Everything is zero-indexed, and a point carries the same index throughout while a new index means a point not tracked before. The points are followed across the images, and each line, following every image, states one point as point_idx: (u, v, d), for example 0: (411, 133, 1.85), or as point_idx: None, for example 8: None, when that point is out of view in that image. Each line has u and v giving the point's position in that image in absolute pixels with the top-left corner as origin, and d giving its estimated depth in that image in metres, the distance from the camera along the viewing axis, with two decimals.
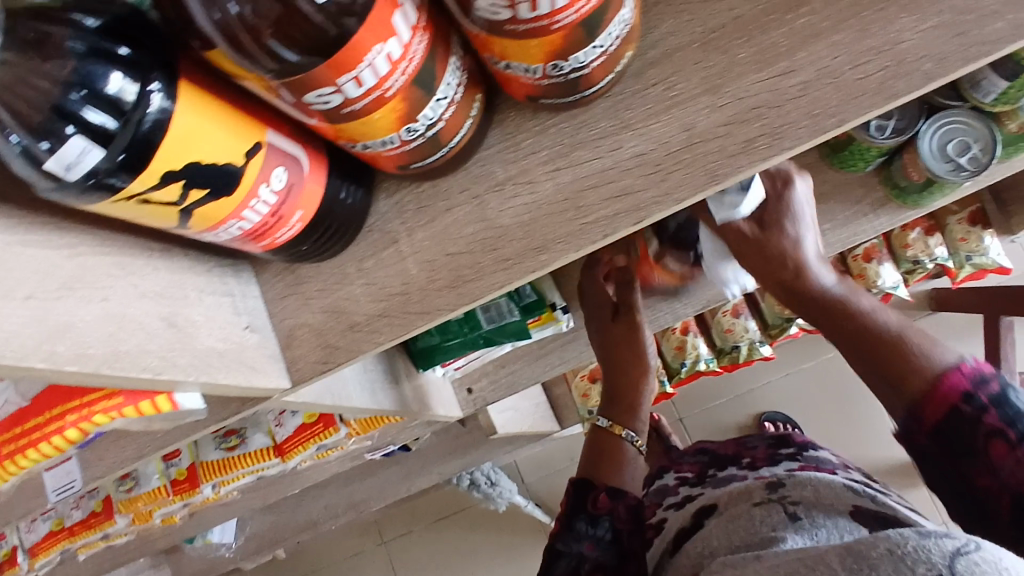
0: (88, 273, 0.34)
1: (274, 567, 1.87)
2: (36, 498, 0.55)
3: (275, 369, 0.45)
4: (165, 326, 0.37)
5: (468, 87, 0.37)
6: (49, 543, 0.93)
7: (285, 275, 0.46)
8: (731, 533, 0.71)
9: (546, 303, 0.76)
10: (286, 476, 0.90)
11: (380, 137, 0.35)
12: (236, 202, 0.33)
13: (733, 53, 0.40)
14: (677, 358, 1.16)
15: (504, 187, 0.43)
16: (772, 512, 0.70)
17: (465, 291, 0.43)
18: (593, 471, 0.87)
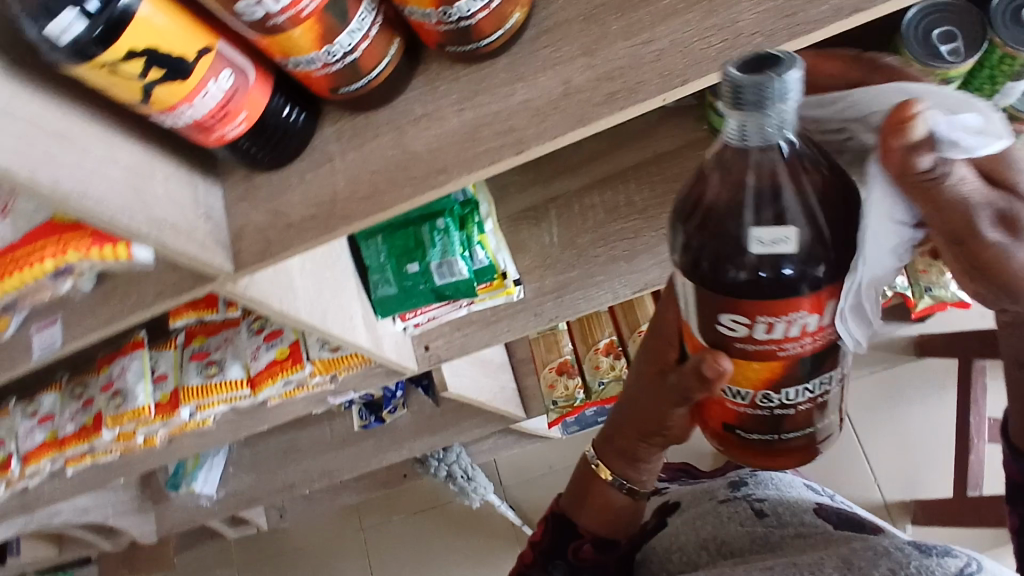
0: (76, 132, 0.44)
1: (254, 544, 1.89)
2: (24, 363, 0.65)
3: (222, 252, 0.55)
4: (130, 188, 0.47)
5: (384, 28, 0.48)
6: (42, 451, 1.02)
7: (243, 182, 0.56)
8: (706, 525, 0.82)
9: (498, 270, 0.85)
10: (257, 412, 0.99)
11: (305, 54, 0.45)
12: (187, 89, 0.44)
13: (608, 25, 0.50)
14: None
15: (420, 121, 0.53)
16: (737, 502, 0.83)
17: (379, 201, 0.53)
18: (578, 515, 0.80)
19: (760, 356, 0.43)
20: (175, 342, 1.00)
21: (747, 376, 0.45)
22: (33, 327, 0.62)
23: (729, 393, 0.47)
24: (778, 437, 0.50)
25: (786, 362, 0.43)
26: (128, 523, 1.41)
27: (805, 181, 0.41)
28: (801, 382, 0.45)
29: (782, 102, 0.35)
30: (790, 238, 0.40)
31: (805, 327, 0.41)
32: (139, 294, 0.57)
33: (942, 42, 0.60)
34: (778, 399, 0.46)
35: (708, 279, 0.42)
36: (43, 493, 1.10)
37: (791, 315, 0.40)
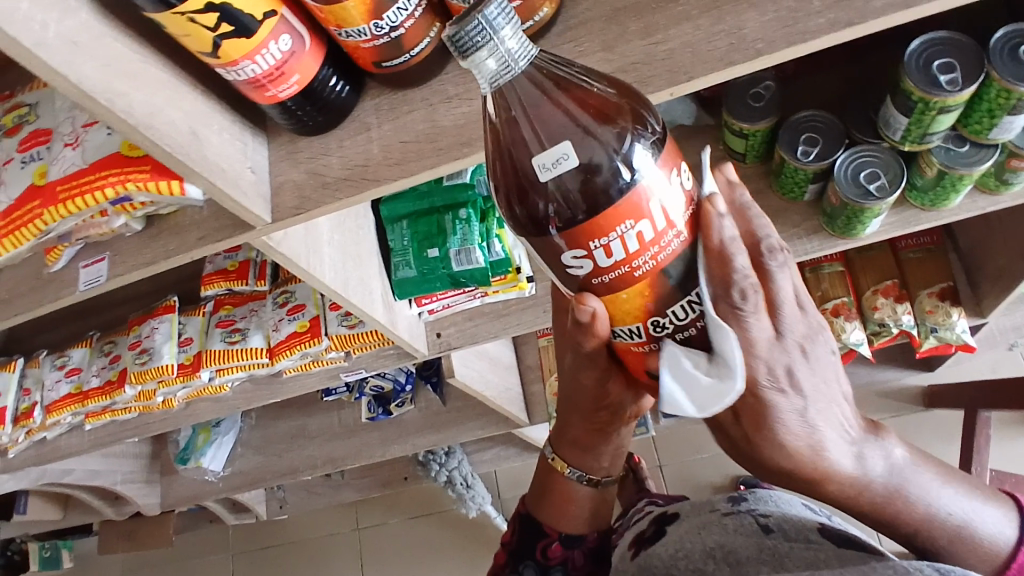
0: (150, 74, 0.50)
1: (251, 533, 1.92)
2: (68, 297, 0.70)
3: (261, 204, 0.60)
4: (189, 131, 0.53)
5: (428, 11, 0.54)
6: (65, 402, 1.06)
7: (287, 144, 0.62)
8: (710, 533, 0.81)
9: (512, 265, 0.90)
10: (272, 383, 1.03)
11: (356, 25, 0.51)
12: (250, 46, 0.50)
13: (626, 25, 0.55)
14: None
15: (450, 100, 0.59)
16: (739, 516, 0.82)
17: (407, 167, 0.58)
18: (542, 514, 0.78)
19: (616, 283, 0.42)
20: (204, 309, 1.06)
21: (621, 308, 0.44)
22: (80, 262, 0.67)
23: (625, 334, 0.46)
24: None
25: (649, 280, 0.42)
26: (135, 491, 1.45)
27: (564, 99, 0.41)
28: (680, 298, 0.43)
29: (496, 26, 0.37)
30: (569, 154, 0.40)
31: (642, 237, 0.41)
32: (182, 239, 0.63)
33: (941, 71, 0.64)
34: (670, 324, 0.44)
35: (523, 230, 0.43)
36: (59, 446, 1.14)
37: (618, 229, 0.40)
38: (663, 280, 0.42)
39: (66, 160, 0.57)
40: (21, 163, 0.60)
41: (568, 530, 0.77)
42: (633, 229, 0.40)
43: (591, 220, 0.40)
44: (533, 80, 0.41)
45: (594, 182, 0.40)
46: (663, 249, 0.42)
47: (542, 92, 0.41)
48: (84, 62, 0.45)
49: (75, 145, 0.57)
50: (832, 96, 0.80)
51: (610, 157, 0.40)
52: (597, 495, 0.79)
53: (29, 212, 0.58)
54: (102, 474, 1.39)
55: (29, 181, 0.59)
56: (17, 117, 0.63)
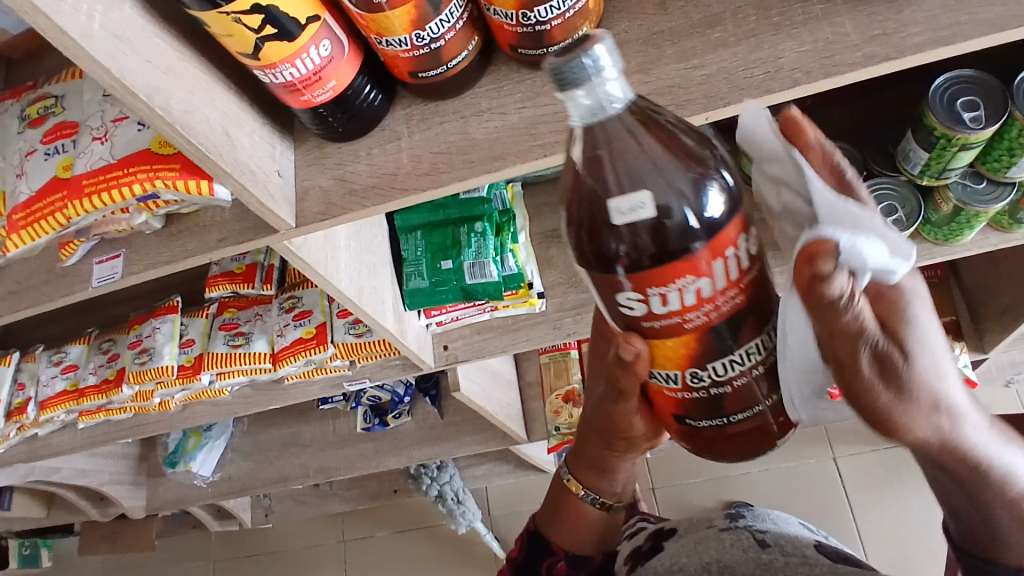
0: (187, 71, 0.50)
1: (234, 541, 1.88)
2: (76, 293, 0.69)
3: (287, 208, 0.59)
4: (222, 132, 0.53)
5: (468, 24, 0.54)
6: (59, 399, 1.04)
7: (314, 150, 0.62)
8: (708, 547, 0.81)
9: (524, 279, 0.89)
10: (272, 389, 1.02)
11: (397, 35, 0.51)
12: (291, 49, 0.50)
13: (663, 49, 0.55)
14: None
15: (483, 114, 0.59)
16: (736, 531, 0.83)
17: (437, 178, 0.58)
18: (549, 532, 0.77)
19: (664, 333, 0.43)
20: (207, 311, 1.05)
21: (666, 356, 0.45)
22: (95, 258, 0.66)
23: (664, 380, 0.48)
24: (728, 422, 0.50)
25: (697, 334, 0.43)
26: (120, 493, 1.42)
27: (650, 142, 0.41)
28: (723, 356, 0.45)
29: (598, 73, 0.37)
30: (648, 203, 0.40)
31: (700, 293, 0.41)
32: (201, 239, 0.62)
33: (964, 108, 0.66)
34: (707, 376, 0.46)
35: (581, 262, 0.43)
36: (49, 443, 1.12)
37: (680, 281, 0.40)
38: (710, 335, 0.43)
39: (92, 154, 0.57)
40: (45, 154, 0.59)
41: (574, 551, 0.76)
42: (694, 284, 0.40)
43: (653, 270, 0.40)
44: (622, 120, 0.40)
45: (665, 232, 0.40)
46: (717, 307, 0.42)
47: (628, 132, 0.40)
48: (124, 55, 0.45)
49: (103, 139, 0.56)
50: (850, 128, 0.81)
51: (684, 206, 0.40)
52: (608, 518, 0.79)
53: (51, 205, 0.57)
54: (89, 474, 1.36)
55: (52, 172, 0.58)
56: (42, 108, 0.62)
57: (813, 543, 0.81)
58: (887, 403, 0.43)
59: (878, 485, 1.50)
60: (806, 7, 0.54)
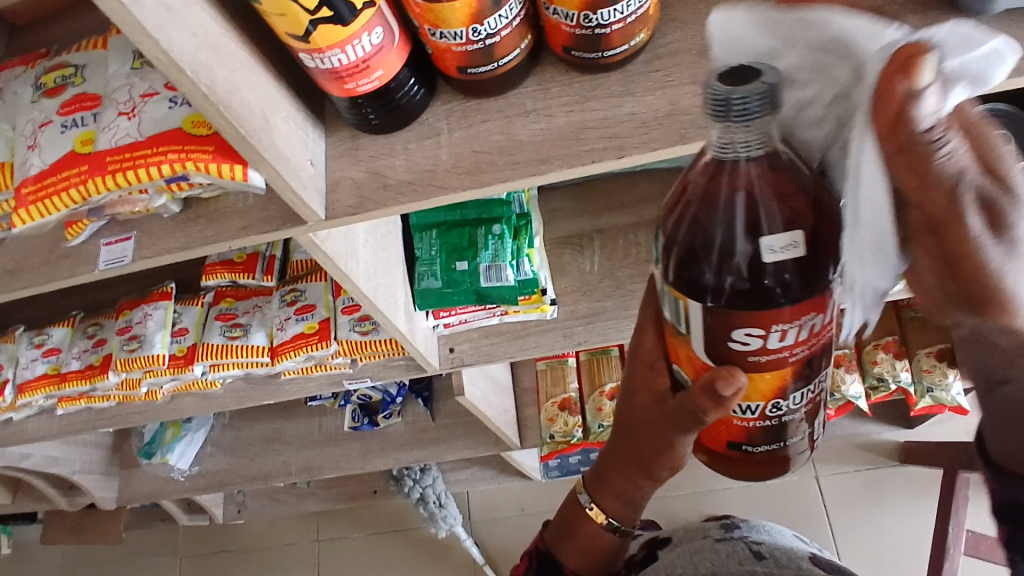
0: (230, 49, 0.47)
1: (203, 536, 1.82)
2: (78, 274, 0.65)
3: (318, 200, 0.57)
4: (260, 115, 0.50)
5: (524, 22, 0.52)
6: (39, 384, 0.99)
7: (347, 140, 0.59)
8: (702, 556, 0.81)
9: (538, 285, 0.86)
10: (267, 384, 0.99)
11: (453, 28, 0.49)
12: (344, 34, 0.48)
13: None
14: None
15: (528, 115, 0.57)
16: (731, 543, 0.82)
17: (478, 178, 0.56)
18: (561, 554, 0.76)
19: (764, 366, 0.43)
20: (203, 300, 1.01)
21: (757, 389, 0.45)
22: (102, 239, 0.63)
23: (738, 410, 0.47)
24: (783, 446, 0.52)
25: (796, 367, 0.43)
26: (92, 482, 1.36)
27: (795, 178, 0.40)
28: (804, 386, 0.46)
29: (765, 110, 0.35)
30: (798, 242, 0.40)
31: (811, 330, 0.42)
32: (222, 226, 0.59)
33: None
34: (785, 406, 0.47)
35: (691, 288, 0.42)
36: (23, 429, 1.06)
37: (800, 320, 0.40)
38: (804, 369, 0.44)
39: (119, 130, 0.54)
40: (62, 127, 0.57)
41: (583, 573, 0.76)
42: (812, 319, 0.41)
43: (783, 306, 0.40)
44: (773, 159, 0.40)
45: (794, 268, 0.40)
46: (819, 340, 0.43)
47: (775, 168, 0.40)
48: (171, 26, 0.42)
49: (131, 114, 0.54)
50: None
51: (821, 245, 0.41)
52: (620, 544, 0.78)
53: (69, 180, 0.54)
54: (60, 462, 1.30)
55: (70, 146, 0.55)
56: (61, 78, 0.60)
57: (807, 555, 0.81)
58: (998, 265, 0.36)
59: (859, 506, 1.51)
60: None
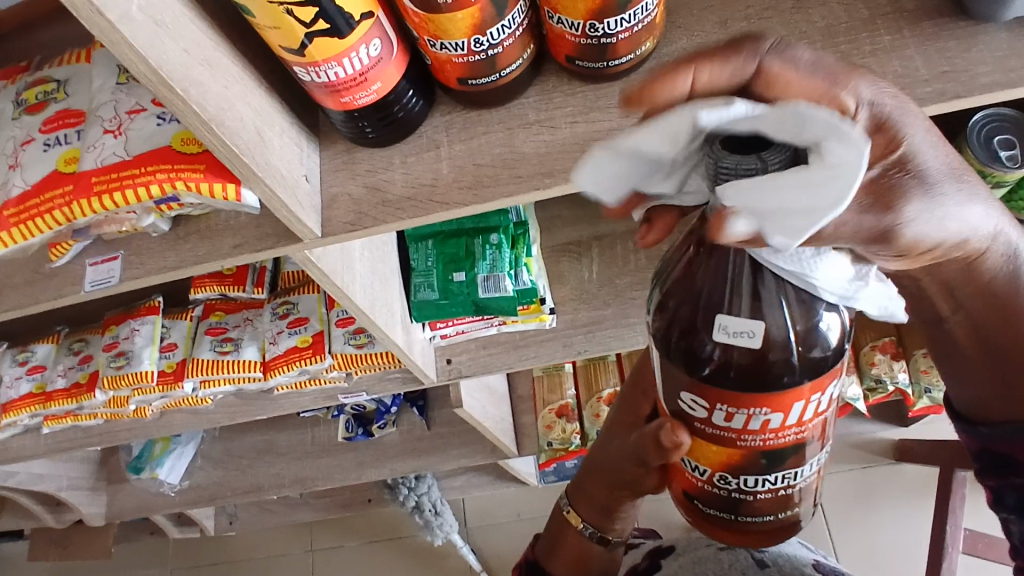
0: (222, 63, 0.45)
1: (193, 549, 1.79)
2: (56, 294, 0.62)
3: (314, 217, 0.55)
4: (254, 131, 0.48)
5: (526, 32, 0.51)
6: (22, 403, 0.96)
7: (343, 153, 0.57)
8: (705, 566, 0.81)
9: (536, 294, 0.85)
10: (260, 398, 0.96)
11: (454, 39, 0.47)
12: (341, 47, 0.46)
13: None
14: None
15: (531, 126, 0.55)
16: (736, 551, 0.81)
17: (480, 193, 0.54)
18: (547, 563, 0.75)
19: (721, 441, 0.43)
20: (192, 313, 0.98)
21: (704, 454, 0.45)
22: (88, 259, 0.60)
23: (688, 467, 0.47)
24: (737, 519, 0.49)
25: (746, 452, 0.43)
26: (78, 499, 1.33)
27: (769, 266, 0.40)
28: (761, 472, 0.44)
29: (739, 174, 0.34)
30: (755, 334, 0.40)
31: (767, 423, 0.41)
32: (214, 245, 0.57)
33: (1002, 147, 0.66)
34: (736, 483, 0.46)
35: (663, 341, 0.43)
36: (8, 448, 1.03)
37: (753, 409, 0.40)
38: (759, 456, 0.43)
39: (105, 149, 0.51)
40: (44, 144, 0.54)
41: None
42: (766, 414, 0.40)
43: (734, 391, 0.39)
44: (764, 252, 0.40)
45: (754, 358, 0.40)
46: (777, 438, 0.42)
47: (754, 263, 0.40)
48: (161, 41, 0.40)
49: (118, 132, 0.51)
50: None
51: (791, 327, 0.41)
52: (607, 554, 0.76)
53: (52, 201, 0.52)
54: (45, 479, 1.26)
55: (53, 165, 0.53)
56: (43, 93, 0.57)
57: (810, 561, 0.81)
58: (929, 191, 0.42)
59: (854, 505, 1.51)
60: (874, 37, 0.52)
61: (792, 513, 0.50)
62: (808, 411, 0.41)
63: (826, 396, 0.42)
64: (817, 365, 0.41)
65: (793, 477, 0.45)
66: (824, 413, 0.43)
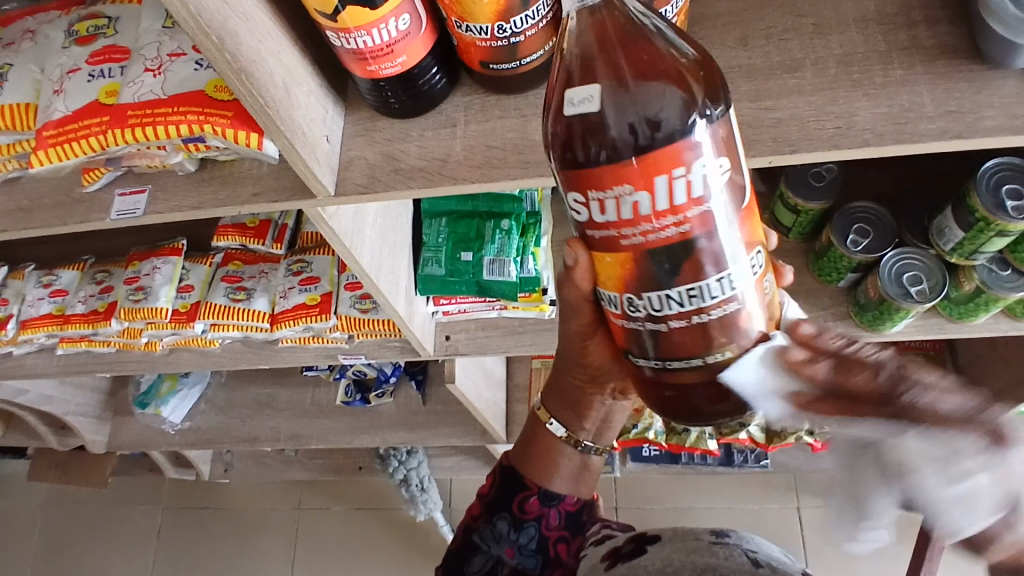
0: (257, 19, 0.48)
1: (188, 491, 1.86)
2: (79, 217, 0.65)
3: (330, 176, 0.58)
4: (281, 86, 0.51)
5: (550, 25, 0.53)
6: (43, 322, 1.01)
7: (366, 120, 0.60)
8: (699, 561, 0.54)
9: (540, 284, 0.87)
10: (264, 349, 1.00)
11: (479, 23, 0.50)
12: (372, 18, 0.48)
13: (738, 86, 0.55)
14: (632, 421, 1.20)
15: (545, 116, 0.58)
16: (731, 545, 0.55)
17: (488, 173, 0.57)
18: (525, 467, 0.71)
19: (609, 245, 0.41)
20: (211, 260, 1.02)
21: (605, 273, 0.43)
22: (118, 189, 0.64)
23: (608, 301, 0.46)
24: (665, 368, 0.46)
25: (633, 255, 0.41)
26: (84, 425, 1.39)
27: (625, 48, 0.40)
28: (660, 286, 0.41)
29: None
30: (598, 104, 0.40)
31: (637, 207, 0.39)
32: (234, 190, 0.60)
33: (1009, 197, 0.66)
34: (643, 308, 0.43)
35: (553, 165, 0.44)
36: (24, 365, 1.09)
37: (616, 189, 0.38)
38: (647, 261, 0.41)
39: (143, 86, 0.56)
40: (89, 76, 0.59)
41: (550, 486, 0.70)
42: (630, 194, 0.38)
43: (593, 168, 0.39)
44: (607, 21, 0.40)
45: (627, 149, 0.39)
46: (655, 231, 0.39)
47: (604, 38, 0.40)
48: None
49: (157, 72, 0.56)
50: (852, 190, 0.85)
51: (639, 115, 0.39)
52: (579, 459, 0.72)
53: (89, 128, 0.57)
54: (56, 401, 1.33)
55: (95, 96, 0.58)
56: (93, 27, 0.63)
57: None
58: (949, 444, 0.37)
59: None
60: (887, 70, 0.54)
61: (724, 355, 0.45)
62: (677, 191, 0.38)
63: (704, 170, 0.39)
64: (670, 137, 0.38)
65: (699, 292, 0.42)
66: (706, 203, 0.39)
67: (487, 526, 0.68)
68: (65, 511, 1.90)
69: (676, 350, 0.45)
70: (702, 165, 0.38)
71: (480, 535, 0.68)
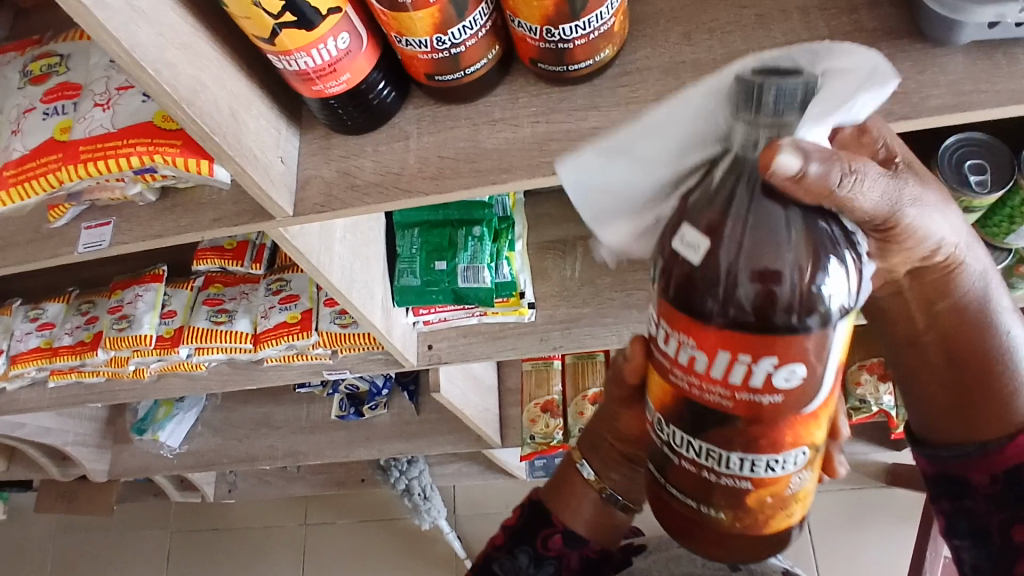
0: (197, 48, 0.49)
1: (195, 513, 1.87)
2: (45, 253, 0.66)
3: (287, 196, 0.58)
4: (228, 112, 0.51)
5: (491, 33, 0.53)
6: (30, 356, 1.02)
7: (320, 139, 0.61)
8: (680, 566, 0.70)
9: (516, 288, 0.88)
10: (251, 369, 1.01)
11: (418, 37, 0.50)
12: (309, 38, 0.49)
13: (684, 81, 0.55)
14: (576, 423, 1.20)
15: (496, 123, 0.58)
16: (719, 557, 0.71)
17: (442, 183, 0.57)
18: (554, 506, 0.68)
19: (661, 369, 0.41)
20: (192, 284, 1.03)
21: (653, 384, 0.43)
22: (83, 223, 0.65)
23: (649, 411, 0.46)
24: (665, 487, 0.47)
25: (676, 394, 0.41)
26: (84, 455, 1.40)
27: (778, 208, 0.37)
28: (684, 429, 0.42)
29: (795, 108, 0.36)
30: (698, 247, 0.38)
31: (692, 361, 0.38)
32: (195, 217, 0.61)
33: (973, 172, 0.66)
34: (666, 435, 0.43)
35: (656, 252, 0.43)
36: (17, 399, 1.10)
37: (682, 336, 0.38)
38: (685, 405, 0.41)
39: (93, 121, 0.57)
40: (44, 114, 0.60)
41: (575, 527, 0.67)
42: (690, 348, 0.38)
43: (677, 309, 0.38)
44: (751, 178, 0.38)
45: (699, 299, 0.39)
46: (702, 391, 0.39)
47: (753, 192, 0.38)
48: (134, 23, 0.44)
49: (106, 106, 0.57)
50: None
51: (743, 271, 0.37)
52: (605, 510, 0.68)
53: (44, 165, 0.58)
54: (54, 433, 1.34)
55: (49, 133, 0.59)
56: (47, 66, 0.63)
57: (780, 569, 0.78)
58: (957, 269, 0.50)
59: (842, 526, 1.50)
60: None
61: (716, 514, 0.44)
62: (735, 373, 0.37)
63: (780, 369, 0.37)
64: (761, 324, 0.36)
65: (725, 460, 0.41)
66: (779, 398, 0.38)
67: (508, 557, 0.65)
68: (75, 541, 1.92)
69: (670, 476, 0.45)
70: (773, 362, 0.37)
71: (500, 563, 0.65)
